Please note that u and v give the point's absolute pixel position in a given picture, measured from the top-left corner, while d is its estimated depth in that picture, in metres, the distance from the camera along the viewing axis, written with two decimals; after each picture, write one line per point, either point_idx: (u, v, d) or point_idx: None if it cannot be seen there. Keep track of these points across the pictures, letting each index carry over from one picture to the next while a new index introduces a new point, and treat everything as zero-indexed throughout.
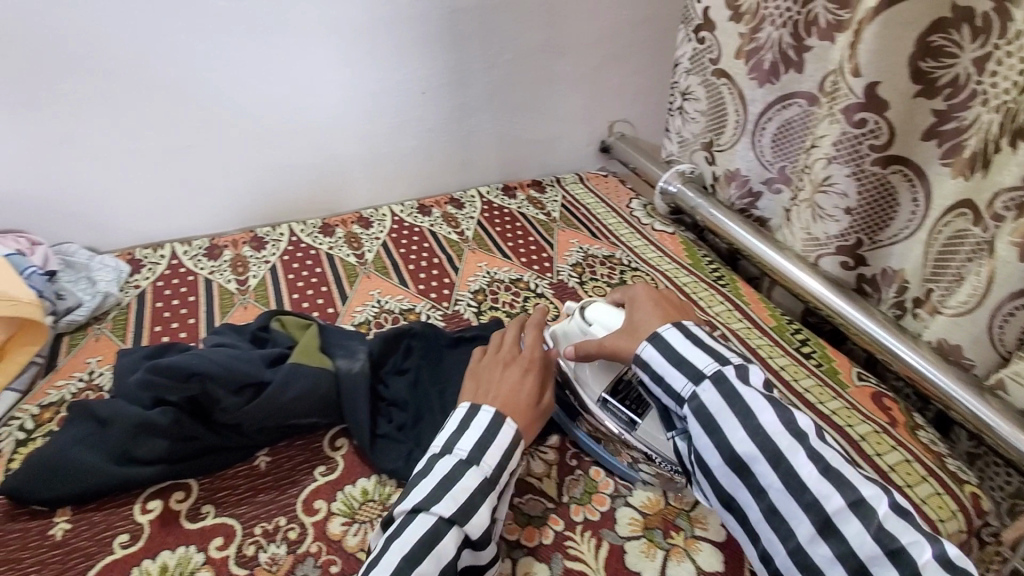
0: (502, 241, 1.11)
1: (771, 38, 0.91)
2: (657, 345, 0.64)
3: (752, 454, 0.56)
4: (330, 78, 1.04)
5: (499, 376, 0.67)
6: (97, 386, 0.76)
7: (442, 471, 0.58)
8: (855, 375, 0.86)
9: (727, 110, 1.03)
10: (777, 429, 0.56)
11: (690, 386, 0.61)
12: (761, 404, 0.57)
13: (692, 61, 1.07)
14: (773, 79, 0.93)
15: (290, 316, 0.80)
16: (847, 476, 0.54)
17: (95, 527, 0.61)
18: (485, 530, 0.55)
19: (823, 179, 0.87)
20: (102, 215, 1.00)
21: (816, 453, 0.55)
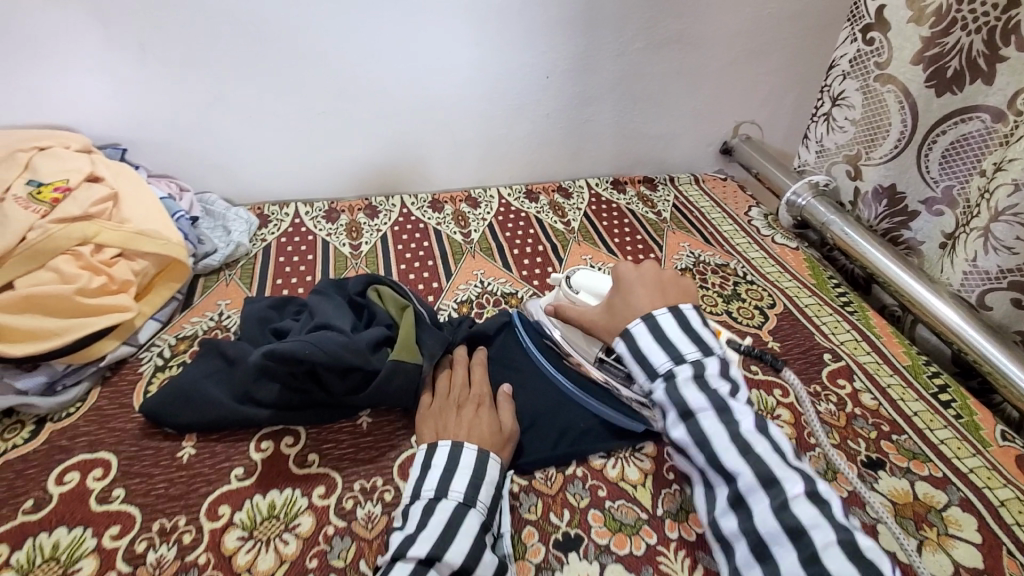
0: (608, 236, 1.08)
1: (959, 43, 0.81)
2: (627, 343, 0.65)
3: (685, 438, 0.58)
4: (460, 57, 1.05)
5: (456, 412, 0.67)
6: (225, 327, 0.82)
7: (441, 518, 0.55)
8: (1000, 434, 0.75)
9: (890, 120, 0.93)
10: (707, 415, 0.58)
11: (651, 385, 0.62)
12: (699, 400, 0.59)
13: (852, 63, 0.97)
14: (954, 89, 0.83)
15: (387, 291, 0.78)
16: (767, 459, 0.55)
17: (216, 457, 0.65)
18: (466, 552, 0.53)
19: (1004, 207, 0.76)
20: (240, 169, 1.08)
21: (742, 440, 0.56)
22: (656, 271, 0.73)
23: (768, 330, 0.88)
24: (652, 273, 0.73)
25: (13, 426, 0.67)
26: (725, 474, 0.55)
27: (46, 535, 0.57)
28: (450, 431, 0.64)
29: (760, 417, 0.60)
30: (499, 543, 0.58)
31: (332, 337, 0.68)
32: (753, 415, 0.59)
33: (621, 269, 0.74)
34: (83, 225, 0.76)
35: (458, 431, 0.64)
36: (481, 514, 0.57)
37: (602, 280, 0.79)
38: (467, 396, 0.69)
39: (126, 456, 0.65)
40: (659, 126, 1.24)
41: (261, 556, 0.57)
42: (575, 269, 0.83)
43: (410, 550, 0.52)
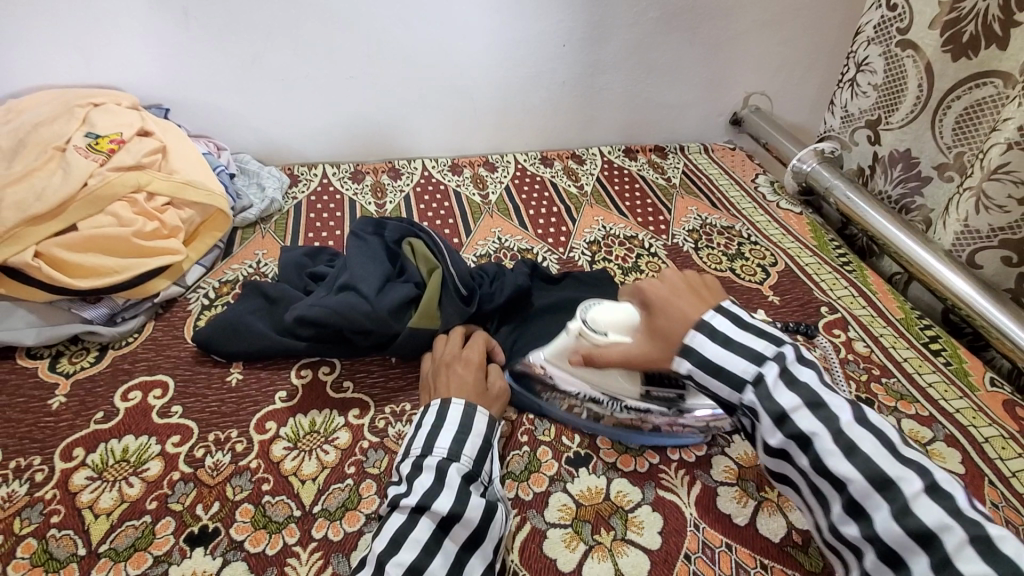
0: (619, 199, 1.13)
1: (976, 8, 0.84)
2: (691, 354, 0.55)
3: (785, 444, 0.50)
4: (481, 26, 1.09)
5: (446, 376, 0.67)
6: (264, 273, 0.89)
7: (427, 471, 0.57)
8: (988, 380, 0.80)
9: (908, 84, 0.96)
10: (798, 412, 0.49)
11: (733, 393, 0.53)
12: (792, 402, 0.50)
13: (877, 29, 1.00)
14: (970, 53, 0.87)
15: (420, 246, 0.81)
16: (876, 458, 0.46)
17: (261, 381, 0.72)
18: (452, 500, 0.55)
19: (997, 165, 0.79)
20: (272, 131, 1.14)
21: (843, 436, 0.48)
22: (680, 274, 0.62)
23: (770, 286, 0.93)
24: (677, 276, 0.62)
25: (80, 352, 0.74)
26: (835, 481, 0.47)
27: (115, 442, 0.65)
28: (439, 391, 0.66)
29: (860, 405, 0.50)
30: (490, 489, 0.61)
31: (355, 303, 0.71)
32: (852, 406, 0.50)
33: (648, 286, 0.62)
34: (136, 174, 0.83)
35: (446, 390, 0.66)
36: (465, 466, 0.59)
37: (623, 309, 0.67)
38: (457, 356, 0.70)
39: (181, 378, 0.72)
40: (672, 96, 1.28)
41: (305, 463, 0.64)
42: (581, 307, 0.71)
43: (404, 501, 0.55)
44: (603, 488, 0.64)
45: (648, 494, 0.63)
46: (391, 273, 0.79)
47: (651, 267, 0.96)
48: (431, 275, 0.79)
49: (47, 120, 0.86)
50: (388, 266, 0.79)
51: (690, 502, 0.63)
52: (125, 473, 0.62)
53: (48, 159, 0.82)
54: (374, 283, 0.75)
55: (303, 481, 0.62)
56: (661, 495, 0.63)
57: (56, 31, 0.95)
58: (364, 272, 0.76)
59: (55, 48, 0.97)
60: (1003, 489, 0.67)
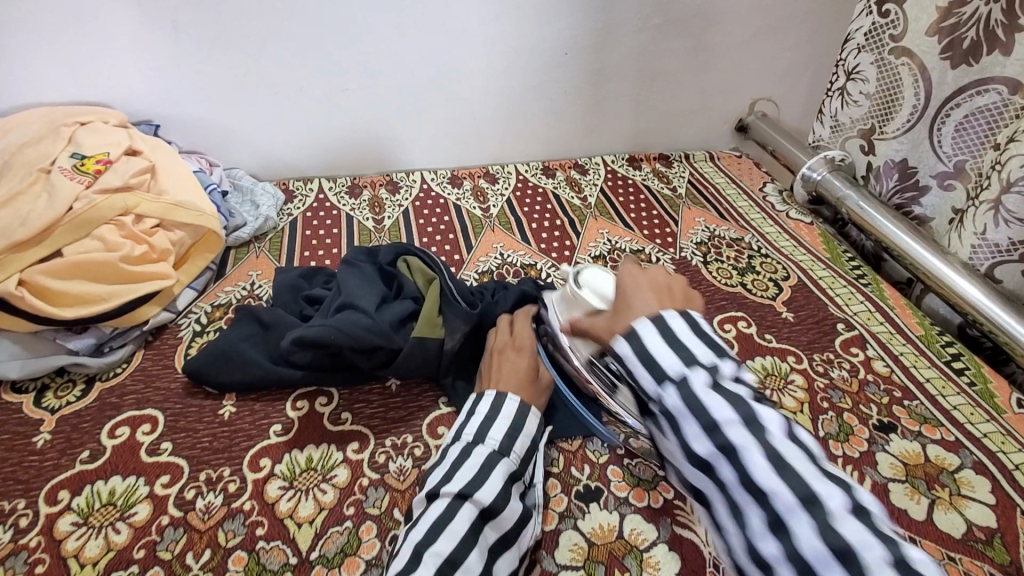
0: (624, 210, 1.10)
1: (977, 13, 0.80)
2: (632, 340, 0.47)
3: (712, 454, 0.41)
4: (478, 35, 1.06)
5: (512, 366, 0.67)
6: (258, 296, 0.85)
7: (476, 462, 0.56)
8: (1015, 401, 0.76)
9: (903, 94, 0.94)
10: (725, 416, 0.41)
11: (656, 390, 0.44)
12: (723, 409, 0.41)
13: (867, 36, 0.98)
14: (971, 60, 0.83)
15: (417, 262, 0.78)
16: (810, 475, 0.39)
17: (256, 414, 0.69)
18: (497, 493, 0.54)
19: (1014, 177, 0.77)
20: (266, 145, 1.11)
21: (774, 450, 0.40)
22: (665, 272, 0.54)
23: (783, 301, 0.90)
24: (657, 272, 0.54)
25: (65, 385, 0.71)
26: (754, 497, 0.39)
27: (102, 483, 0.62)
28: (506, 381, 0.66)
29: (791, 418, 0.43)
30: (528, 492, 0.60)
31: (356, 319, 0.68)
32: (783, 415, 0.42)
33: (624, 275, 0.54)
34: (123, 197, 0.80)
35: (501, 379, 0.66)
36: (514, 463, 0.58)
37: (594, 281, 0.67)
38: (508, 342, 0.71)
39: (171, 412, 0.69)
40: (676, 102, 1.25)
41: (302, 504, 0.60)
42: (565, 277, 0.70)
43: (450, 483, 0.54)
44: (616, 525, 0.61)
45: (664, 532, 0.60)
46: (388, 293, 0.76)
47: None
48: (428, 287, 0.76)
49: (31, 140, 0.83)
50: (383, 286, 0.76)
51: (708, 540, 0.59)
52: (112, 517, 0.59)
53: (33, 181, 0.79)
54: (371, 300, 0.72)
55: (299, 525, 0.59)
56: (678, 533, 0.60)
57: (40, 47, 0.92)
58: (359, 291, 0.73)
59: (40, 65, 0.94)
60: None
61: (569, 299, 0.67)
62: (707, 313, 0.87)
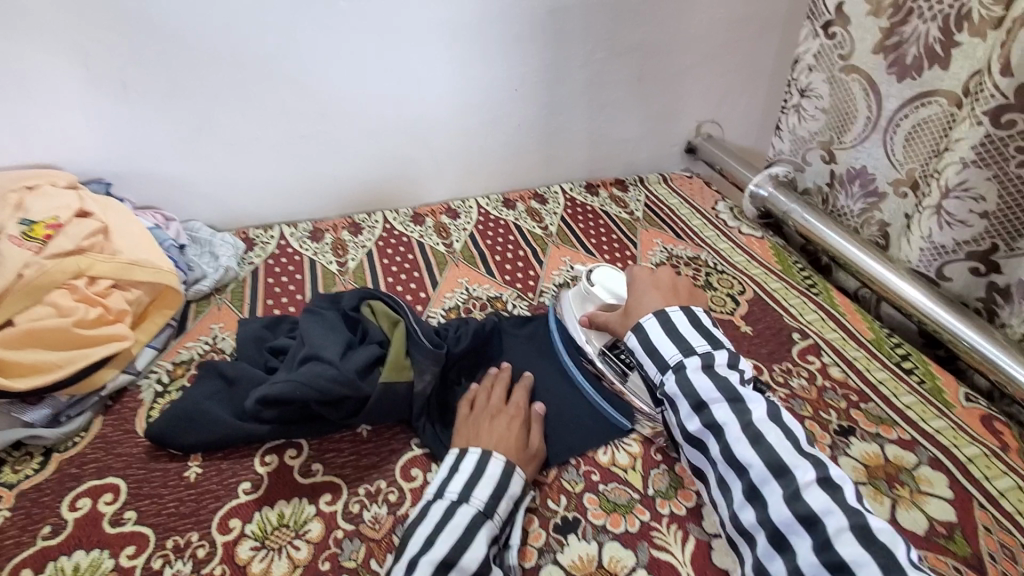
0: (585, 237, 1.12)
1: (917, 32, 0.85)
2: (639, 333, 0.69)
3: (704, 432, 0.61)
4: (433, 78, 1.10)
5: (487, 427, 0.68)
6: (221, 349, 0.84)
7: (460, 523, 0.58)
8: (962, 396, 0.80)
9: (857, 108, 0.97)
10: (714, 397, 0.62)
11: (659, 375, 0.66)
12: (711, 393, 0.62)
13: (817, 57, 1.02)
14: (913, 74, 0.87)
15: (380, 304, 0.77)
16: (779, 449, 0.58)
17: (223, 474, 0.67)
18: (480, 560, 0.55)
19: (953, 183, 0.81)
20: (226, 197, 1.11)
21: (755, 431, 0.59)
22: (668, 278, 0.78)
23: (741, 315, 0.93)
24: (662, 278, 0.78)
25: (22, 459, 0.69)
26: (739, 466, 0.58)
27: (66, 558, 0.59)
28: (479, 441, 0.66)
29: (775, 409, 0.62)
30: (505, 553, 0.61)
31: (322, 371, 0.67)
32: (767, 405, 0.62)
33: (636, 274, 0.79)
34: (76, 259, 0.78)
35: (480, 442, 0.66)
36: (497, 526, 0.59)
37: (618, 279, 0.87)
38: (502, 407, 0.71)
39: (135, 479, 0.67)
40: (626, 129, 1.30)
41: (275, 563, 0.59)
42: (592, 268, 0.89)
43: (435, 546, 0.56)
44: (595, 554, 0.61)
45: (641, 555, 0.61)
46: (353, 339, 0.74)
47: None
48: (393, 331, 0.75)
49: None
50: (347, 332, 0.74)
51: (685, 561, 0.60)
52: None
53: None
54: (336, 348, 0.70)
55: None
56: (656, 556, 0.61)
57: None
58: (324, 340, 0.71)
59: None
60: (993, 511, 0.66)
61: (584, 296, 0.86)
62: None
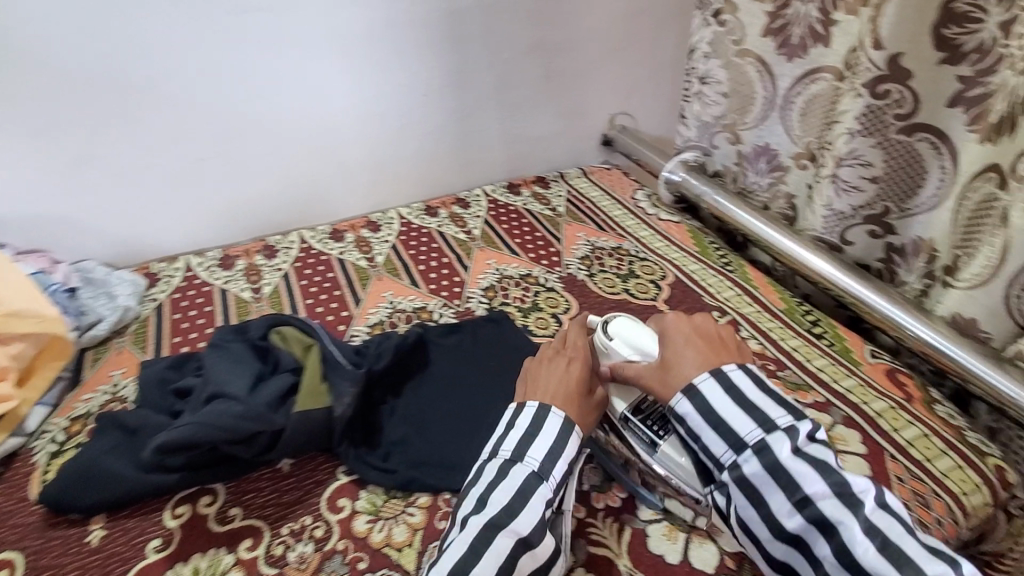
0: (509, 237, 1.12)
1: (800, 13, 0.91)
2: (694, 398, 0.57)
3: (803, 527, 0.51)
4: (338, 88, 1.06)
5: (547, 372, 0.65)
6: (122, 398, 0.78)
7: (516, 485, 0.56)
8: (868, 353, 0.85)
9: (755, 88, 1.01)
10: (824, 494, 0.51)
11: (735, 457, 0.55)
12: (817, 482, 0.51)
13: (712, 45, 1.05)
14: (800, 53, 0.92)
15: (290, 329, 0.74)
16: (908, 549, 0.48)
17: (130, 532, 0.62)
18: (534, 523, 0.54)
19: (844, 153, 0.86)
20: (122, 231, 1.04)
21: (876, 528, 0.49)
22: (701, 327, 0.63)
23: (664, 300, 0.95)
24: (701, 325, 0.63)
25: None
26: (865, 574, 0.48)
27: None
28: (539, 388, 0.64)
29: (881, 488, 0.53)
30: (558, 521, 0.59)
31: (227, 408, 0.63)
32: (875, 489, 0.52)
33: (670, 322, 0.63)
34: None
35: (537, 392, 0.64)
36: (553, 489, 0.57)
37: (644, 334, 0.67)
38: (562, 350, 0.68)
39: (27, 552, 0.61)
40: (543, 126, 1.30)
41: None
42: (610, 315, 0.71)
43: (486, 508, 0.55)
44: None
45: (579, 554, 0.61)
46: (265, 369, 0.70)
47: (550, 303, 0.95)
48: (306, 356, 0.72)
49: None
50: (257, 363, 0.71)
51: (622, 551, 0.61)
52: None
53: None
54: (243, 382, 0.67)
55: None
56: (593, 552, 0.61)
57: None
58: (229, 375, 0.67)
59: None
60: (903, 460, 0.70)
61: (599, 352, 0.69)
62: None
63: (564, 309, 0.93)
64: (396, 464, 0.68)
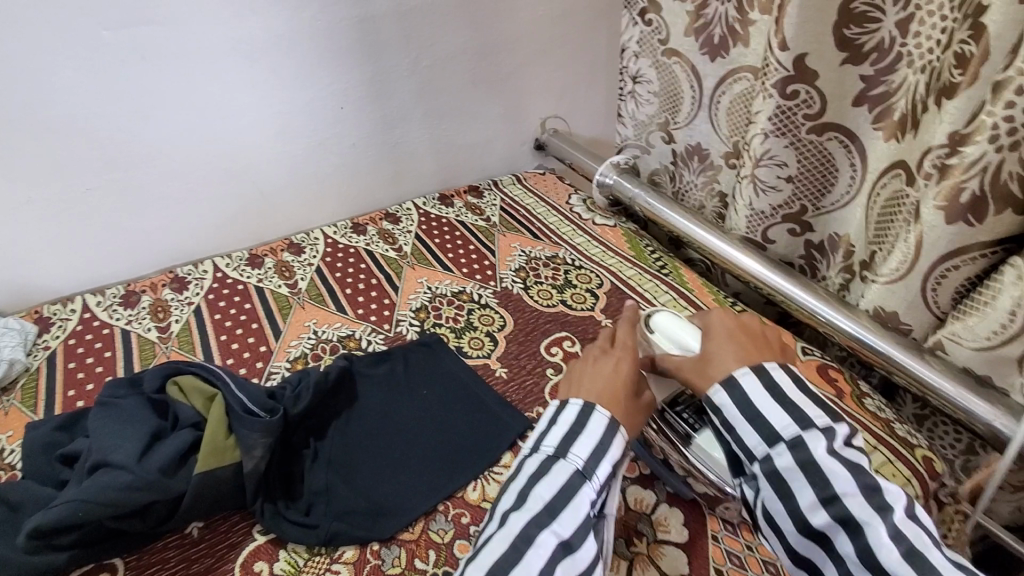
0: (442, 252, 1.07)
1: (718, 13, 0.90)
2: (732, 390, 0.51)
3: (830, 525, 0.46)
4: (246, 103, 0.99)
5: (593, 370, 0.60)
6: (9, 465, 0.71)
7: (558, 481, 0.51)
8: (799, 350, 0.86)
9: (682, 88, 1.01)
10: (854, 496, 0.45)
11: (764, 448, 0.49)
12: (846, 481, 0.45)
13: (640, 44, 1.04)
14: (722, 53, 0.92)
15: (188, 379, 0.67)
16: (942, 565, 0.42)
17: None
18: (579, 525, 0.48)
19: (760, 154, 0.87)
20: (5, 273, 0.93)
21: (904, 538, 0.44)
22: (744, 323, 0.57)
23: (601, 309, 0.93)
24: (747, 322, 0.57)
25: None
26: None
27: None
28: (584, 386, 0.58)
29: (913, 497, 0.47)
30: (602, 525, 0.52)
31: (110, 480, 0.56)
32: (907, 496, 0.46)
33: (713, 315, 0.58)
34: None
35: (582, 391, 0.57)
36: (598, 490, 0.51)
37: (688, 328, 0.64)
38: (605, 351, 0.62)
39: None
40: (473, 133, 1.26)
41: None
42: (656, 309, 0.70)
43: (526, 504, 0.50)
44: None
45: None
46: (163, 425, 0.63)
47: (485, 321, 0.91)
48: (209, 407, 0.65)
49: None
50: (153, 419, 0.64)
51: None
52: None
53: None
54: (132, 445, 0.60)
55: None
56: None
57: None
58: (116, 439, 0.60)
59: None
60: None
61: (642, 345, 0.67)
62: (534, 341, 0.87)
63: (499, 326, 0.90)
64: (318, 518, 0.62)
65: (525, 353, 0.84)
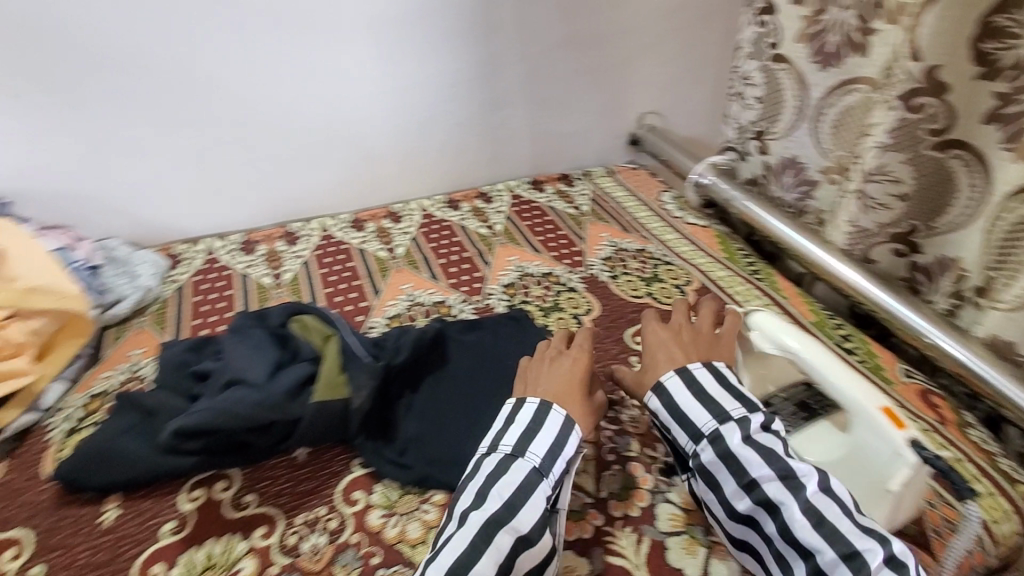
0: (531, 234, 1.10)
1: (838, 19, 0.87)
2: (663, 395, 0.58)
3: (755, 509, 0.51)
4: (364, 77, 1.06)
5: (546, 370, 0.63)
6: (140, 377, 0.78)
7: (511, 476, 0.53)
8: (901, 372, 0.82)
9: (785, 96, 0.99)
10: (773, 479, 0.50)
11: (693, 445, 0.55)
12: (805, 468, 0.51)
13: (754, 45, 1.03)
14: (834, 62, 0.89)
15: (311, 318, 0.76)
16: (844, 530, 0.48)
17: (142, 515, 0.62)
18: (536, 520, 0.50)
19: (874, 167, 0.84)
20: (147, 214, 1.05)
21: (816, 511, 0.49)
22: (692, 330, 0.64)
23: None
24: (684, 331, 0.64)
25: None
26: (803, 549, 0.48)
27: None
28: (540, 383, 0.61)
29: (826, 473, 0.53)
30: (556, 515, 0.55)
31: (243, 396, 0.64)
32: (818, 471, 0.52)
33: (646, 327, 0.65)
34: None
35: (540, 386, 0.61)
36: (552, 486, 0.54)
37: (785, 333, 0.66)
38: (561, 350, 0.66)
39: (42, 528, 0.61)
40: (569, 123, 1.28)
41: None
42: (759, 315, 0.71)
43: (487, 503, 0.51)
44: None
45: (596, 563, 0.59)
46: (284, 357, 0.71)
47: (571, 304, 0.93)
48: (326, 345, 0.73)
49: None
50: (277, 351, 0.71)
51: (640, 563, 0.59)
52: None
53: None
54: (262, 370, 0.68)
55: None
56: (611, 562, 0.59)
57: None
58: (248, 362, 0.69)
59: None
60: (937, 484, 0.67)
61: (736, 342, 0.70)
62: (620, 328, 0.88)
63: (584, 309, 0.92)
64: (411, 460, 0.66)
65: (610, 339, 0.86)
